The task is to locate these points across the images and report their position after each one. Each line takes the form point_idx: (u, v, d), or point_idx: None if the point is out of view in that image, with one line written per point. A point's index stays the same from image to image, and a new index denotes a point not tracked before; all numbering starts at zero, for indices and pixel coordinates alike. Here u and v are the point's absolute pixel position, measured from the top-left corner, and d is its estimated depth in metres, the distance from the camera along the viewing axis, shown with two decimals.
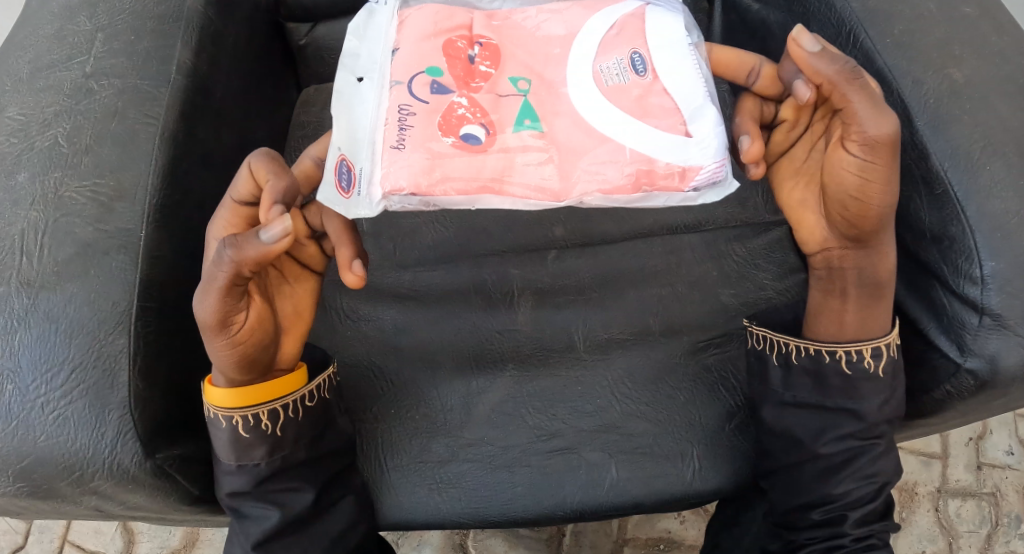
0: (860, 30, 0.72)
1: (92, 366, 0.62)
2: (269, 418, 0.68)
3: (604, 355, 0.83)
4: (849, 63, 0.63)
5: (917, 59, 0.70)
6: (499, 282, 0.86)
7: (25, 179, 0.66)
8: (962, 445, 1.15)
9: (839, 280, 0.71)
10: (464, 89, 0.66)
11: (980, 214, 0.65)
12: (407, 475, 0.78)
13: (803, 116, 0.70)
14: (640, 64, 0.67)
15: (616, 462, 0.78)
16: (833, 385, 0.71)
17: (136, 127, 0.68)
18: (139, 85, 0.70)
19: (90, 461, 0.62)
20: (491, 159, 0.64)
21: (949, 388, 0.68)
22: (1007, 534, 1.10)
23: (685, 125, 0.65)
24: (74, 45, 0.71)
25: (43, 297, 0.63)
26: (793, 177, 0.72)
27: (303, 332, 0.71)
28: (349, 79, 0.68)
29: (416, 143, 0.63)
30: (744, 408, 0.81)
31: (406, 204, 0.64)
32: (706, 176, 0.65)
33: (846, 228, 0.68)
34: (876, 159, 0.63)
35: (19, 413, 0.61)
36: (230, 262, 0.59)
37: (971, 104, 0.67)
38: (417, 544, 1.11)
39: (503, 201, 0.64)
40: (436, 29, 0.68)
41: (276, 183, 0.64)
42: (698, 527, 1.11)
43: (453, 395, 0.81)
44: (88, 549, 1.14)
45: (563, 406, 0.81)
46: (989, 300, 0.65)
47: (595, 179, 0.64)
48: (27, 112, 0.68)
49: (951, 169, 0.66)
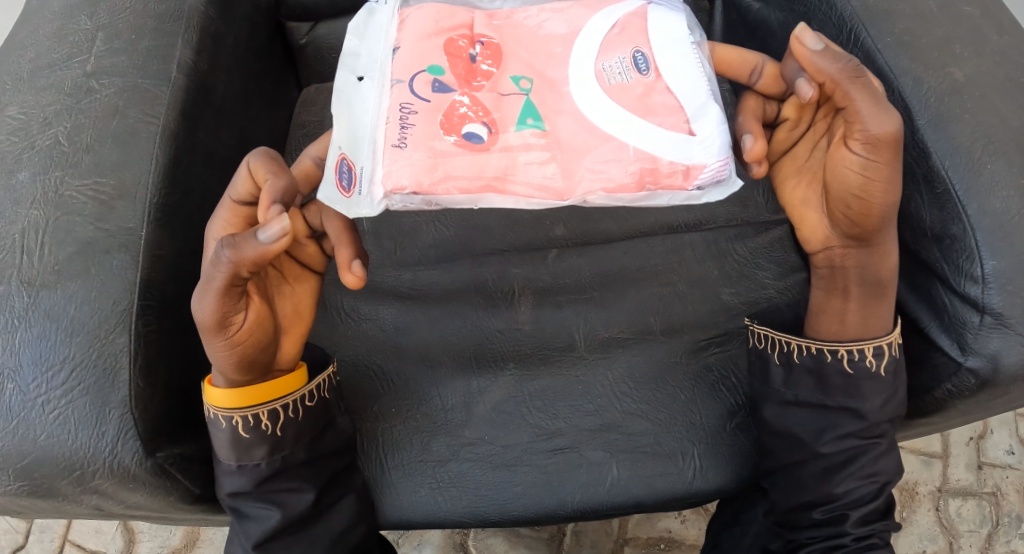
0: (861, 29, 0.72)
1: (93, 364, 0.62)
2: (269, 418, 0.68)
3: (605, 354, 0.83)
4: (851, 62, 0.63)
5: (918, 58, 0.70)
6: (500, 281, 0.86)
7: (26, 178, 0.66)
8: (963, 445, 1.15)
9: (842, 279, 0.71)
10: (466, 87, 0.66)
11: (981, 213, 0.65)
12: (407, 475, 0.78)
13: (805, 115, 0.70)
14: (643, 63, 0.67)
15: (617, 462, 0.78)
16: (834, 384, 0.71)
17: (136, 126, 0.68)
18: (139, 84, 0.70)
19: (91, 460, 0.62)
20: (493, 157, 0.64)
21: (950, 387, 0.68)
22: (1007, 533, 1.10)
23: (687, 124, 0.65)
24: (74, 44, 0.71)
25: (43, 295, 0.63)
26: (795, 176, 0.72)
27: (303, 332, 0.71)
28: (350, 78, 0.68)
29: (418, 141, 0.63)
30: (745, 407, 0.81)
31: (407, 203, 0.64)
32: (710, 175, 0.64)
33: (849, 227, 0.68)
34: (879, 157, 0.63)
35: (20, 412, 0.61)
36: (228, 262, 0.59)
37: (972, 104, 0.67)
38: (417, 543, 1.11)
39: (506, 200, 0.64)
40: (437, 28, 0.68)
41: (275, 183, 0.64)
42: (698, 526, 1.11)
43: (453, 394, 0.81)
44: (88, 548, 1.14)
45: (564, 406, 0.80)
46: (990, 299, 0.65)
47: (599, 178, 0.64)
48: (28, 111, 0.68)
49: (952, 168, 0.66)
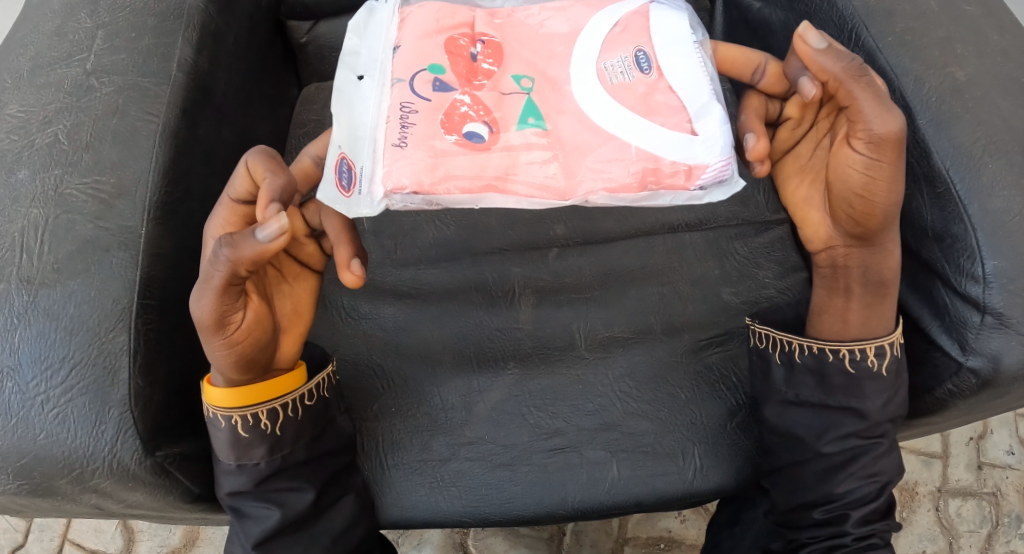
0: (863, 28, 0.72)
1: (93, 363, 0.62)
2: (268, 418, 0.68)
3: (605, 353, 0.82)
4: (855, 61, 0.63)
5: (919, 57, 0.69)
6: (500, 280, 0.85)
7: (25, 176, 0.66)
8: (963, 445, 1.15)
9: (844, 279, 0.71)
10: (467, 86, 0.66)
11: (982, 212, 0.65)
12: (407, 474, 0.78)
13: (808, 115, 0.70)
14: (645, 62, 0.67)
15: (617, 461, 0.78)
16: (835, 384, 0.71)
17: (136, 124, 0.68)
18: (139, 82, 0.70)
19: (91, 459, 0.62)
20: (494, 157, 0.64)
21: (951, 387, 0.68)
22: (1007, 533, 1.10)
23: (690, 123, 0.65)
24: (74, 42, 0.71)
25: (43, 294, 0.63)
26: (798, 175, 0.72)
27: (303, 332, 0.71)
28: (350, 77, 0.68)
29: (419, 140, 0.63)
30: (746, 407, 0.80)
31: (408, 202, 0.63)
32: (712, 174, 0.64)
33: (851, 227, 0.68)
34: (881, 157, 0.63)
35: (19, 410, 0.61)
36: (227, 261, 0.59)
37: (974, 103, 0.67)
38: (417, 543, 1.11)
39: (507, 199, 0.64)
40: (438, 27, 0.67)
41: (274, 181, 0.63)
42: (698, 526, 1.11)
43: (453, 394, 0.81)
44: (88, 547, 1.14)
45: (564, 405, 0.80)
46: (991, 299, 0.64)
47: (601, 177, 0.64)
48: (28, 109, 0.68)
49: (954, 168, 0.66)
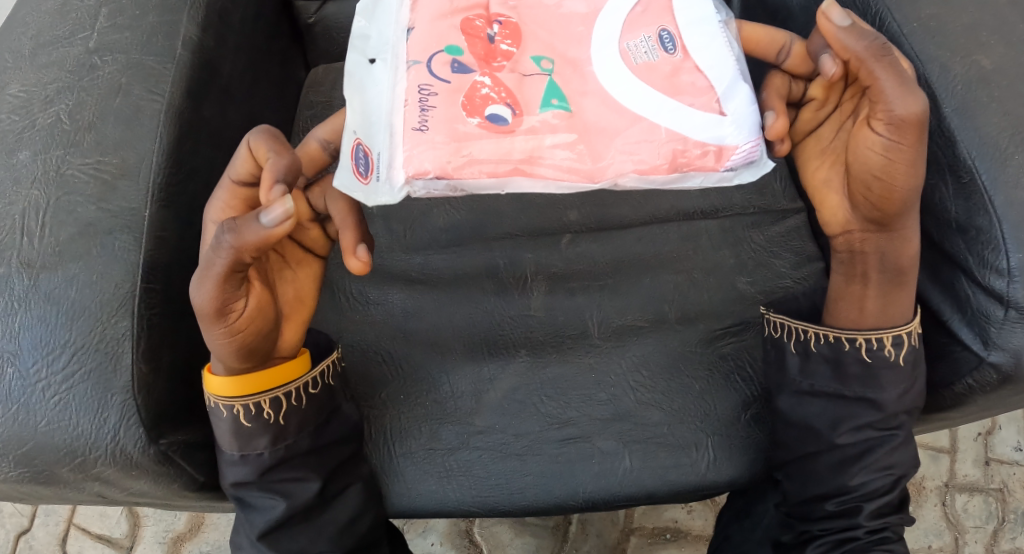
0: (887, 13, 0.71)
1: (96, 349, 0.61)
2: (271, 407, 0.66)
3: (619, 342, 0.81)
4: (878, 39, 0.62)
5: (945, 45, 0.68)
6: (512, 266, 0.84)
7: (27, 157, 0.64)
8: (971, 440, 1.15)
9: (861, 265, 0.69)
10: (486, 68, 0.64)
11: (1008, 205, 0.64)
12: (416, 463, 0.77)
13: (832, 95, 0.68)
14: (669, 42, 0.66)
15: (630, 452, 0.77)
16: (852, 374, 0.70)
17: (140, 103, 0.66)
18: (144, 61, 0.68)
19: (93, 447, 0.60)
20: (519, 140, 0.62)
21: (972, 381, 0.68)
22: (1013, 530, 1.10)
23: (718, 103, 0.64)
24: (76, 19, 0.69)
25: (44, 277, 0.61)
26: (819, 156, 0.70)
27: (304, 319, 0.69)
28: (361, 60, 0.65)
29: (439, 123, 0.61)
30: (760, 398, 0.79)
31: (431, 188, 0.61)
32: (742, 156, 0.63)
33: (870, 211, 0.66)
34: (902, 139, 0.61)
35: (20, 397, 0.60)
36: (230, 247, 0.57)
37: (1000, 92, 0.66)
38: (422, 530, 1.10)
39: (534, 183, 0.62)
40: (453, 7, 0.66)
41: (277, 161, 0.61)
42: (706, 516, 1.11)
43: (463, 381, 0.79)
44: (93, 531, 1.12)
45: (577, 394, 0.79)
46: (1016, 293, 0.64)
47: (631, 159, 0.62)
48: (29, 88, 0.66)
49: (980, 159, 0.65)
